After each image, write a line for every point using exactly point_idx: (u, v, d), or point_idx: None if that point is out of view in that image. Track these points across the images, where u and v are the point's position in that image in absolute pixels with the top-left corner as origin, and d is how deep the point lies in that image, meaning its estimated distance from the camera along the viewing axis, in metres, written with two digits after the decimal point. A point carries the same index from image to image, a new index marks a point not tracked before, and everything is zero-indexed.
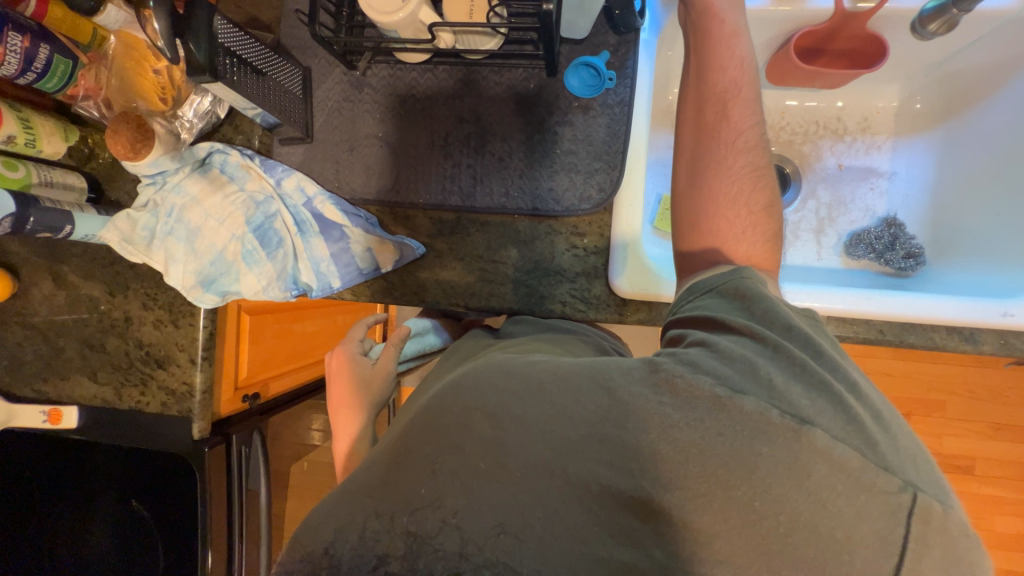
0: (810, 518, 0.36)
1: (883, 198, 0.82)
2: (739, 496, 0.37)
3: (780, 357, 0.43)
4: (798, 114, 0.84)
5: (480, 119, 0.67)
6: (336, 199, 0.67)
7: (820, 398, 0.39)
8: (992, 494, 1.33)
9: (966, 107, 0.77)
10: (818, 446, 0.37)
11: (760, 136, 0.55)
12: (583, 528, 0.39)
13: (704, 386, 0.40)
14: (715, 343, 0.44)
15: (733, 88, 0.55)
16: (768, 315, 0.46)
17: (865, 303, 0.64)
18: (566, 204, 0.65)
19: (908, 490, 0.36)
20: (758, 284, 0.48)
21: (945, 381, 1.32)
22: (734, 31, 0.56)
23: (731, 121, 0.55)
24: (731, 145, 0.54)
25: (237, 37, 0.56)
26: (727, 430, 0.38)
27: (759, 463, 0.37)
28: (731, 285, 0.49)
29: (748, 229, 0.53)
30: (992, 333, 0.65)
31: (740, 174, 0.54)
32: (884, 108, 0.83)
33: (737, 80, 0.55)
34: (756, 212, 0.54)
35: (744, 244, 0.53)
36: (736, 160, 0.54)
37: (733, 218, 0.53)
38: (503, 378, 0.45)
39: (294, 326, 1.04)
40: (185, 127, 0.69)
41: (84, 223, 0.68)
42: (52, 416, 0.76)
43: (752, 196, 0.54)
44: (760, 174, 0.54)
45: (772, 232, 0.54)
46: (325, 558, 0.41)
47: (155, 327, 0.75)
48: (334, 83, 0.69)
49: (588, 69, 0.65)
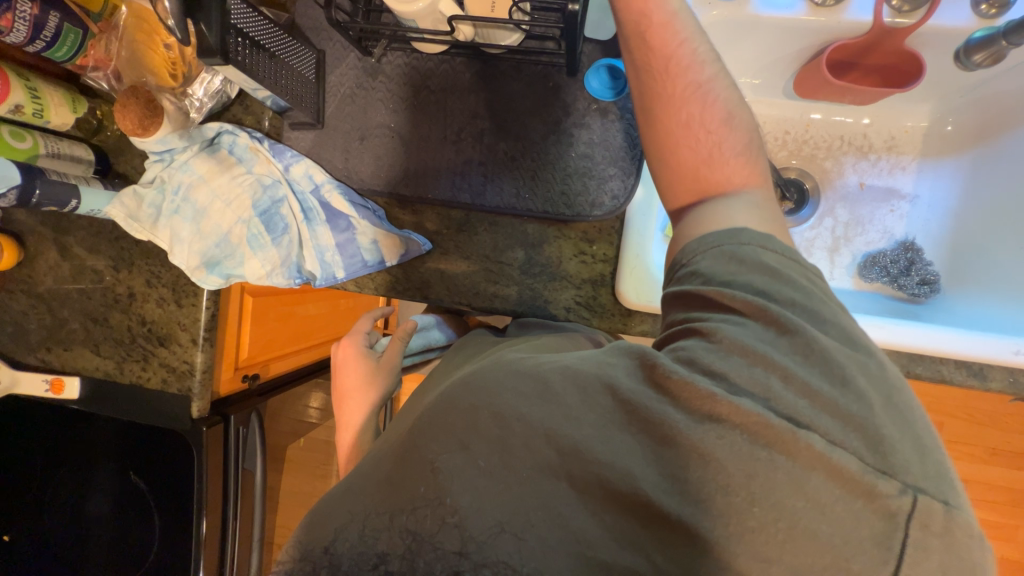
0: (808, 524, 0.36)
1: (903, 222, 0.79)
2: (740, 509, 0.37)
3: (784, 339, 0.41)
4: (823, 128, 0.81)
5: (494, 115, 0.65)
6: (344, 189, 0.67)
7: (824, 390, 0.38)
8: (985, 518, 1.34)
9: (996, 135, 0.74)
10: (816, 450, 0.36)
11: (692, 51, 0.52)
12: (587, 531, 0.39)
13: (703, 387, 0.39)
14: (716, 331, 0.42)
15: (644, 17, 0.51)
16: (772, 288, 0.44)
17: (878, 331, 0.62)
18: (578, 210, 0.63)
19: (908, 493, 0.35)
20: (759, 247, 0.46)
21: (947, 404, 1.31)
22: None
23: (655, 49, 0.51)
24: (665, 73, 0.51)
25: (250, 17, 0.53)
26: (729, 434, 0.38)
27: (762, 473, 0.37)
28: (730, 249, 0.46)
29: (713, 148, 0.50)
30: (1002, 370, 0.64)
31: (687, 98, 0.51)
32: (913, 127, 0.80)
33: (645, 9, 0.51)
34: (715, 129, 0.50)
35: (717, 167, 0.50)
36: (674, 85, 0.51)
37: (695, 145, 0.51)
38: (509, 379, 0.45)
39: (296, 309, 1.02)
40: (195, 107, 0.68)
41: (90, 198, 0.67)
42: (54, 385, 0.77)
43: (705, 113, 0.51)
44: (706, 92, 0.51)
45: (743, 147, 0.51)
46: (325, 556, 0.41)
47: (158, 305, 0.75)
48: (347, 69, 0.67)
49: (610, 72, 0.63)
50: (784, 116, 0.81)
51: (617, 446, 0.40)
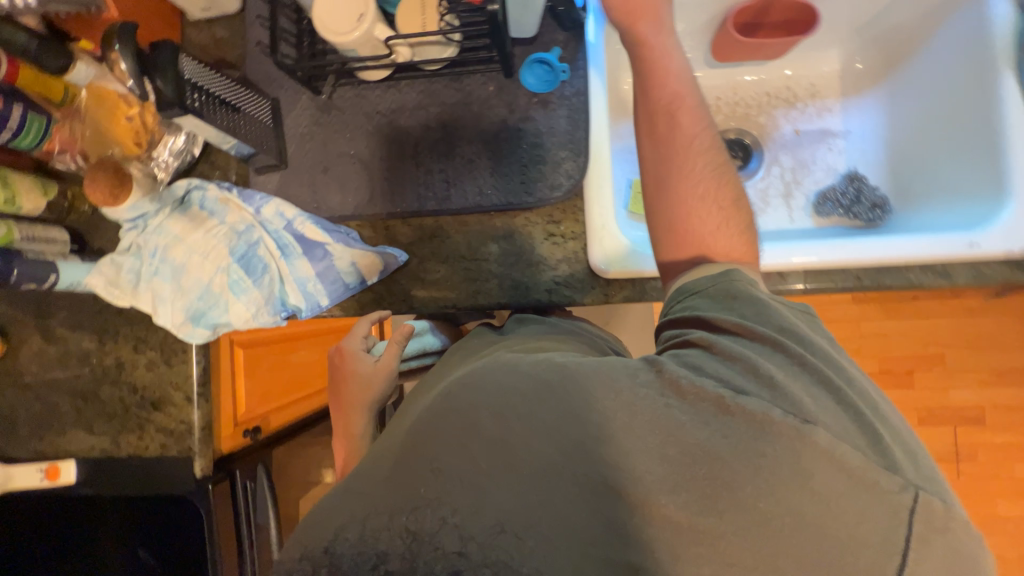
0: (813, 518, 0.37)
1: (843, 157, 0.84)
2: (743, 498, 0.38)
3: (779, 355, 0.43)
4: (750, 88, 0.88)
5: (445, 126, 0.69)
6: (315, 219, 0.68)
7: (819, 394, 0.41)
8: (1008, 442, 1.34)
9: (946, 102, 0.74)
10: (821, 446, 0.38)
11: (713, 137, 0.56)
12: (591, 531, 0.40)
13: (708, 388, 0.41)
14: (715, 344, 0.45)
15: (676, 99, 0.56)
16: (763, 314, 0.46)
17: (840, 252, 0.65)
18: (539, 195, 0.66)
19: (910, 489, 0.37)
20: (749, 287, 0.49)
21: (942, 335, 1.34)
22: (664, 53, 0.57)
23: (682, 127, 0.55)
24: (687, 150, 0.55)
25: (207, 74, 0.58)
26: (732, 432, 0.39)
27: (763, 464, 0.38)
28: (722, 288, 0.49)
29: (720, 223, 0.53)
30: (963, 266, 0.65)
31: (703, 175, 0.54)
32: (829, 71, 0.87)
33: (679, 91, 0.55)
34: (725, 206, 0.54)
35: (722, 239, 0.53)
36: (694, 162, 0.54)
37: (706, 216, 0.53)
38: (507, 376, 0.45)
39: (289, 355, 1.03)
40: (161, 168, 0.71)
41: (69, 270, 0.68)
42: (50, 473, 0.74)
43: (719, 191, 0.54)
44: (721, 172, 0.55)
45: (745, 228, 0.55)
46: (325, 557, 0.41)
47: (148, 369, 0.74)
48: (302, 110, 0.71)
49: (543, 66, 0.68)
50: (714, 84, 0.88)
51: (607, 408, 0.41)
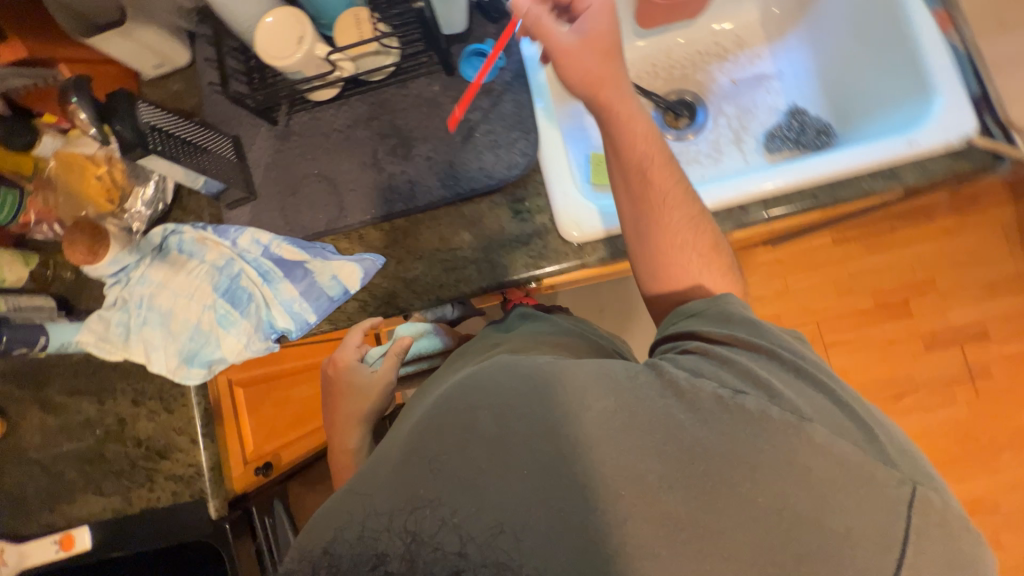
0: (813, 514, 0.38)
1: (781, 96, 0.89)
2: (745, 492, 0.39)
3: (775, 362, 0.45)
4: (683, 50, 0.92)
5: (400, 130, 0.72)
6: (291, 240, 0.71)
7: (815, 397, 0.43)
8: (1015, 353, 1.35)
9: (867, 37, 0.77)
10: (817, 442, 0.39)
11: (684, 187, 0.58)
12: (590, 525, 0.39)
13: (707, 388, 0.42)
14: (712, 350, 0.47)
15: (647, 157, 0.57)
16: (759, 326, 0.48)
17: (793, 174, 0.68)
18: (499, 177, 0.69)
19: (907, 483, 0.39)
20: (743, 309, 0.51)
21: (928, 261, 1.37)
22: (631, 116, 0.57)
23: (655, 185, 0.56)
24: (662, 205, 0.56)
25: (164, 117, 0.61)
26: (727, 426, 0.40)
27: (761, 459, 0.39)
28: (718, 309, 0.51)
29: (701, 270, 0.56)
30: (909, 166, 0.68)
31: (681, 228, 0.57)
32: (750, 21, 0.91)
33: (649, 151, 0.56)
34: (704, 253, 0.56)
35: (705, 279, 0.56)
36: (670, 216, 0.56)
37: (686, 265, 0.56)
38: (505, 375, 0.47)
39: (292, 391, 1.02)
40: (135, 219, 0.72)
41: (59, 331, 0.70)
42: (64, 543, 0.73)
43: (696, 239, 0.57)
44: (696, 223, 0.57)
45: (726, 269, 0.58)
46: (325, 557, 0.42)
47: (150, 419, 0.74)
48: (263, 142, 0.74)
49: (479, 57, 0.72)
50: (647, 53, 0.92)
51: (608, 408, 0.42)
